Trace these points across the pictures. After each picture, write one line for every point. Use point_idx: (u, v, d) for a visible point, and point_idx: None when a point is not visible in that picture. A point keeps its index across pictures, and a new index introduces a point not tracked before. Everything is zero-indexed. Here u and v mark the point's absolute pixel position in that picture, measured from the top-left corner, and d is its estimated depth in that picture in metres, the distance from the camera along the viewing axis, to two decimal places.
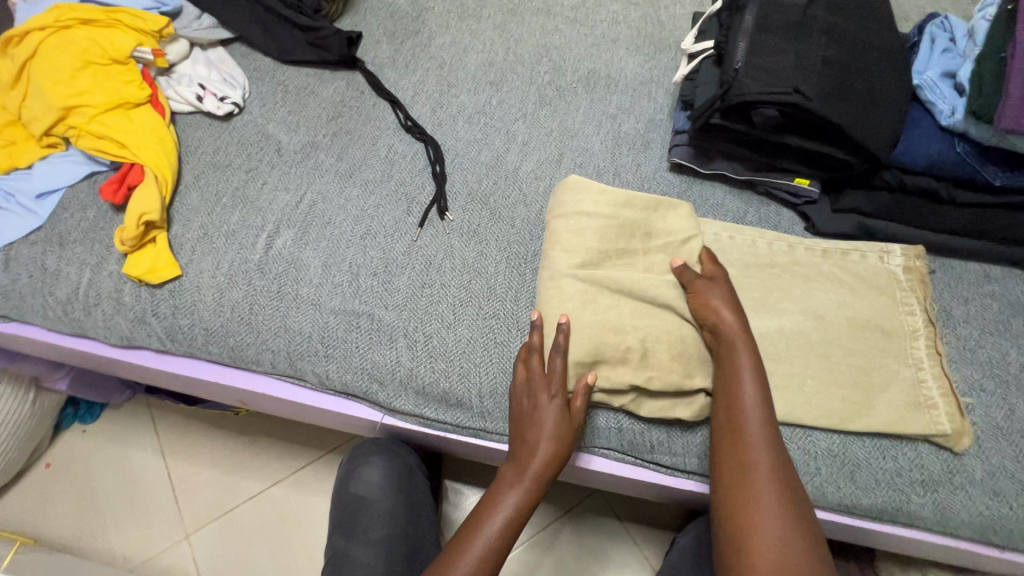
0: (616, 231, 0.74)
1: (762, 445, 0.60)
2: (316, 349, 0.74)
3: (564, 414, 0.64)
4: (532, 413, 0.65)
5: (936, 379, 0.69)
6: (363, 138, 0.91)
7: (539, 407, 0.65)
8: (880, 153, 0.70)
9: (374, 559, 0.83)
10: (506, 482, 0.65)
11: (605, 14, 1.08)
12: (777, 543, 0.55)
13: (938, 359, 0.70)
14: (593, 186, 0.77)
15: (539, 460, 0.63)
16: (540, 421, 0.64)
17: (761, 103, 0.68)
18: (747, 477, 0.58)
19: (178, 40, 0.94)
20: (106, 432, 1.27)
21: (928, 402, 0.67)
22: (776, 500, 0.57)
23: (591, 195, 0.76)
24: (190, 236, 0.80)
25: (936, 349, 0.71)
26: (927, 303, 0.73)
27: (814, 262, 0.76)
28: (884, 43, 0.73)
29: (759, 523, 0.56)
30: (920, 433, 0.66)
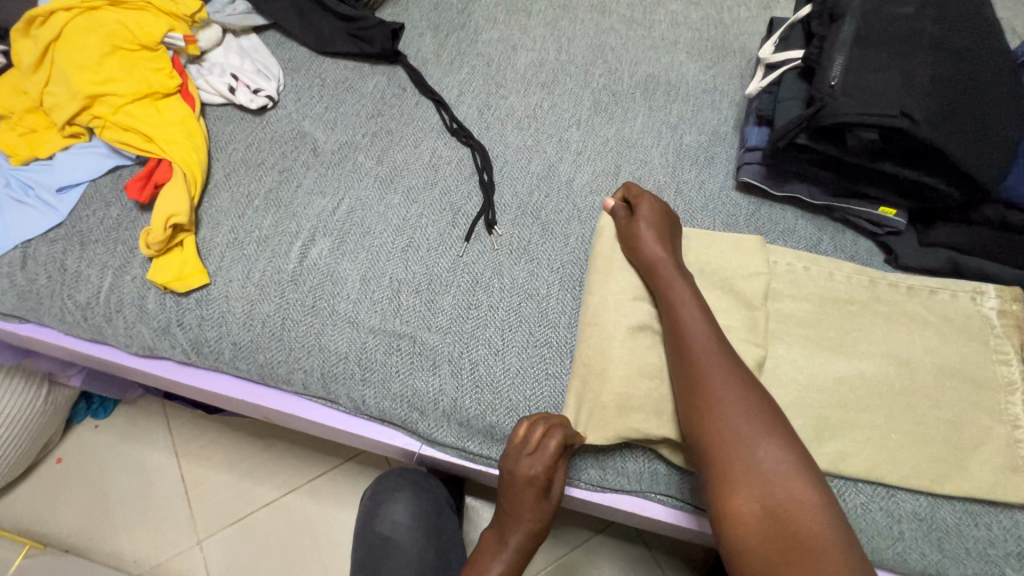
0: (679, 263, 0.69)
1: (712, 358, 0.58)
2: (352, 372, 0.68)
3: (541, 498, 0.62)
4: (513, 491, 0.62)
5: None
6: (405, 140, 0.84)
7: (517, 494, 0.62)
8: (989, 186, 0.62)
9: None
10: (490, 551, 0.67)
11: (663, 14, 1.01)
12: (764, 470, 0.52)
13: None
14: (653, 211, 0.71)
15: (519, 536, 0.65)
16: (517, 503, 0.63)
17: (860, 125, 0.61)
18: (707, 422, 0.56)
19: (211, 26, 0.88)
20: (119, 429, 1.23)
21: None
22: (743, 431, 0.55)
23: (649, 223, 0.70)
24: (219, 241, 0.75)
25: None
26: None
27: (898, 301, 0.69)
28: (995, 62, 0.66)
29: (736, 464, 0.53)
30: (1021, 501, 0.59)
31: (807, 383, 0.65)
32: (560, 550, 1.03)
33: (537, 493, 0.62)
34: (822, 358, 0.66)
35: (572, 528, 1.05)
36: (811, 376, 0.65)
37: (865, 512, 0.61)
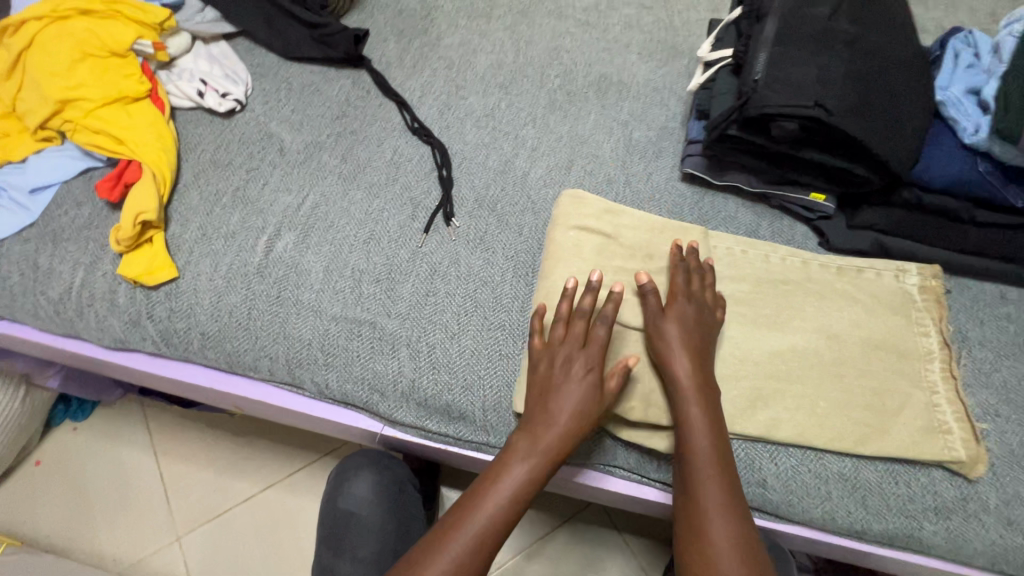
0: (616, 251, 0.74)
1: (709, 470, 0.59)
2: (316, 357, 0.72)
3: (596, 386, 0.63)
4: (530, 437, 0.62)
5: (952, 404, 0.67)
6: (368, 139, 0.88)
7: (569, 379, 0.63)
8: (901, 170, 0.68)
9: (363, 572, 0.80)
10: (518, 451, 0.62)
11: (617, 18, 1.06)
12: None
13: (952, 384, 0.68)
14: (594, 201, 0.77)
15: (555, 430, 0.62)
16: (564, 391, 0.63)
17: (780, 116, 0.66)
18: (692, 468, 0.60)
19: (180, 33, 0.91)
20: (98, 430, 1.24)
21: (943, 427, 0.65)
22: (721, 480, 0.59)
23: (590, 210, 0.76)
24: (188, 237, 0.78)
25: (952, 372, 0.69)
26: (943, 324, 0.71)
27: (826, 279, 0.74)
28: (907, 57, 0.71)
29: (710, 507, 0.57)
30: (935, 459, 0.64)
31: (741, 355, 0.69)
32: (530, 537, 1.05)
33: (555, 441, 0.61)
34: (756, 333, 0.70)
35: (542, 513, 1.06)
36: (746, 349, 0.69)
37: (796, 474, 0.66)
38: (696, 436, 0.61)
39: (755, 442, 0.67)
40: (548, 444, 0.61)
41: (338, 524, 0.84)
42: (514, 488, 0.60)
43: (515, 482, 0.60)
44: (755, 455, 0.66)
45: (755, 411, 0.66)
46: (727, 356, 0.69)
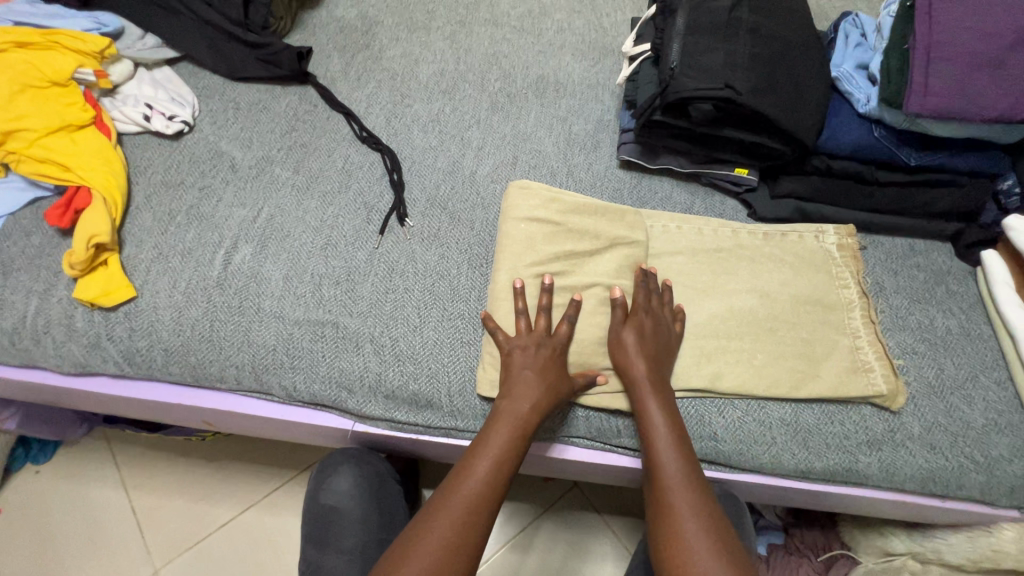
0: (562, 235, 0.77)
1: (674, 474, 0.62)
2: (281, 361, 0.74)
3: (552, 363, 0.68)
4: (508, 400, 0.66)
5: (872, 346, 0.74)
6: (319, 150, 0.91)
7: (530, 361, 0.68)
8: (807, 140, 0.75)
9: (348, 565, 0.82)
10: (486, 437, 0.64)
11: (550, 23, 1.12)
12: None
13: (872, 328, 0.75)
14: (542, 191, 0.80)
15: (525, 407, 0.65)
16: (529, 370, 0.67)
17: (696, 99, 0.73)
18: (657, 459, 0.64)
19: (122, 61, 0.92)
20: (64, 470, 1.21)
21: (865, 367, 0.72)
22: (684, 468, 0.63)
23: (540, 201, 0.79)
24: (143, 257, 0.79)
25: (870, 318, 0.76)
26: (860, 276, 0.79)
27: (757, 244, 0.81)
28: (803, 41, 0.80)
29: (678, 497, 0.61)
30: (861, 395, 0.70)
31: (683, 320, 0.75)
32: (513, 528, 1.06)
33: (530, 405, 0.65)
34: (694, 298, 0.76)
35: (523, 503, 1.08)
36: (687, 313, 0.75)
37: (743, 424, 0.71)
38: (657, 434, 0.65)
39: (703, 396, 0.72)
40: (528, 407, 0.65)
41: (319, 522, 0.86)
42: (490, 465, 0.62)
43: (502, 445, 0.63)
44: (705, 409, 0.71)
45: (699, 367, 0.72)
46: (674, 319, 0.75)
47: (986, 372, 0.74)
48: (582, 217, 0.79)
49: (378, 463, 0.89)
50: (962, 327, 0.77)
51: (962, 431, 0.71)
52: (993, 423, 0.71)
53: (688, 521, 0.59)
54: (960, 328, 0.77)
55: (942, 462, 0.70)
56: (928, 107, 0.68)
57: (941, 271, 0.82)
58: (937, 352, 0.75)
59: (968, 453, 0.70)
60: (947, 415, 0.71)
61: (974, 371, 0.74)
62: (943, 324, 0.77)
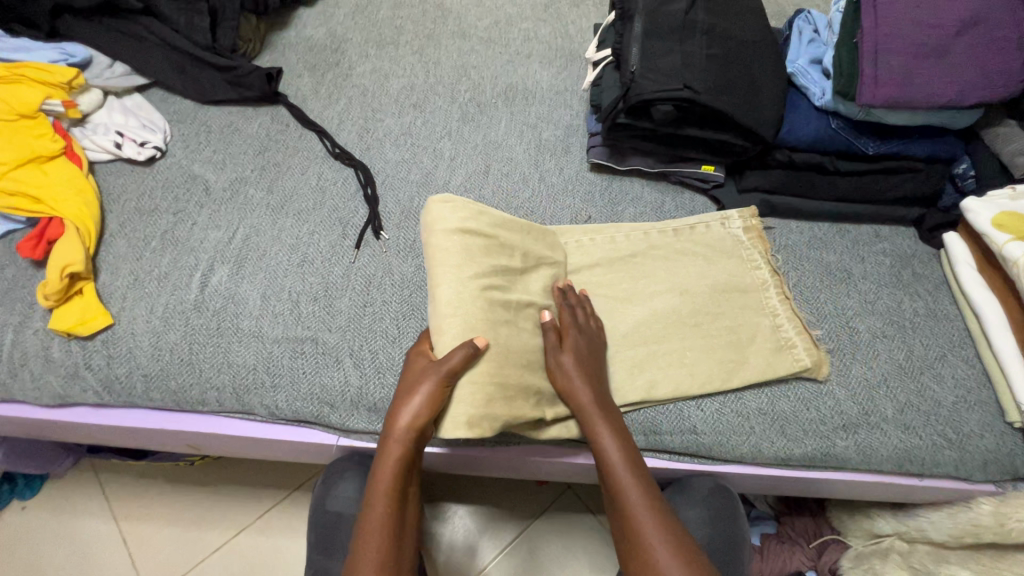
0: (497, 249, 0.72)
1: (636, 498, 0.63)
2: (262, 380, 0.74)
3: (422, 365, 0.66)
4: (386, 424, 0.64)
5: (792, 321, 0.77)
6: (292, 169, 0.92)
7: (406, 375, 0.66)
8: (767, 135, 0.77)
9: None
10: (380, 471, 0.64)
11: (516, 33, 1.14)
12: None
13: (788, 304, 0.78)
14: (468, 204, 0.73)
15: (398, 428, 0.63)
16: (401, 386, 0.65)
17: (657, 100, 0.75)
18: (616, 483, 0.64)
19: (90, 90, 0.93)
20: (51, 505, 1.20)
21: (789, 344, 0.75)
22: (641, 491, 0.63)
23: (469, 213, 0.72)
24: (119, 284, 0.79)
25: (786, 296, 0.78)
26: (769, 255, 0.81)
27: (667, 239, 0.82)
28: (758, 39, 0.82)
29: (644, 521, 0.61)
30: (789, 371, 0.73)
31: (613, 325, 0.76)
32: (509, 535, 1.06)
33: (400, 445, 0.63)
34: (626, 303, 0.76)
35: (517, 509, 1.09)
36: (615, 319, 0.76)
37: (720, 416, 0.72)
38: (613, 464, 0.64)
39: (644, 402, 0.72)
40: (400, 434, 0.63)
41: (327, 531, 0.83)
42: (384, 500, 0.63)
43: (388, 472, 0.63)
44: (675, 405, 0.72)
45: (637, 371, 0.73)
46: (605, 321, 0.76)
47: (954, 350, 0.76)
48: (510, 231, 0.75)
49: None
50: (928, 309, 0.79)
51: (933, 410, 0.72)
52: (963, 400, 0.73)
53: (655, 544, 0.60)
54: (927, 309, 0.79)
55: (916, 441, 0.71)
56: (878, 98, 0.71)
57: (907, 256, 0.84)
58: (906, 334, 0.77)
59: (940, 431, 0.71)
60: (918, 394, 0.73)
61: (942, 351, 0.76)
62: (911, 306, 0.79)
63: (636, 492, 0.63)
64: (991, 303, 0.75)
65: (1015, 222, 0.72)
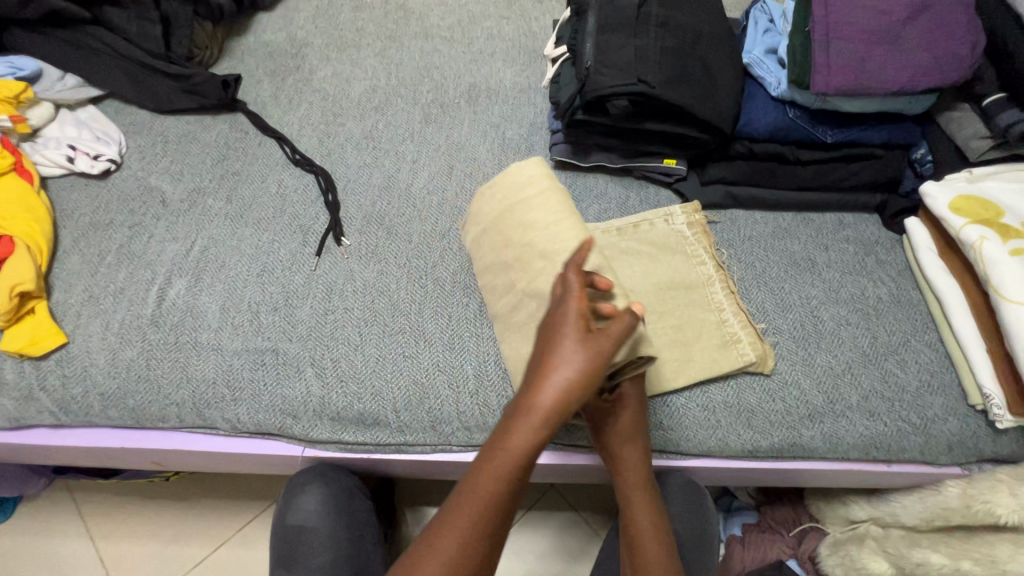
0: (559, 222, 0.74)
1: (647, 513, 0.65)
2: (222, 394, 0.73)
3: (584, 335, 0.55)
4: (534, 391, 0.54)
5: (737, 317, 0.76)
6: (252, 177, 0.91)
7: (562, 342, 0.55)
8: (724, 126, 0.77)
9: None
10: (499, 456, 0.54)
11: (479, 31, 1.13)
12: None
13: (733, 300, 0.77)
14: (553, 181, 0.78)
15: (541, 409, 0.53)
16: (552, 356, 0.55)
17: (612, 95, 0.74)
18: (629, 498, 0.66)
19: (41, 103, 0.90)
20: (24, 527, 1.18)
21: (734, 339, 0.74)
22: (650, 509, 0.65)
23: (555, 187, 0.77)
24: (74, 302, 0.77)
25: (731, 292, 0.78)
26: (713, 249, 0.81)
27: (613, 237, 0.81)
28: (713, 30, 0.82)
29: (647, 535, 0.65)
30: (733, 367, 0.72)
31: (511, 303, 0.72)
32: None
33: (534, 434, 0.53)
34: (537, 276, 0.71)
35: None
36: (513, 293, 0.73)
37: (686, 411, 0.72)
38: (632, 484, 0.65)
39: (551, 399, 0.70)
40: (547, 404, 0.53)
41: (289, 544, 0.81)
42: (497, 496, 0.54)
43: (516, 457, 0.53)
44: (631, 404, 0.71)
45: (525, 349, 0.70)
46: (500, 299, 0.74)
47: (918, 335, 0.76)
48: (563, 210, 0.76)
49: (349, 477, 0.83)
50: (892, 295, 0.80)
51: (898, 396, 0.73)
52: (926, 384, 0.73)
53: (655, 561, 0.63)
54: (891, 295, 0.79)
55: (881, 427, 0.71)
56: (832, 86, 0.71)
57: (870, 242, 0.84)
58: (870, 321, 0.77)
59: (905, 417, 0.72)
60: (883, 381, 0.73)
61: (906, 336, 0.76)
62: (874, 293, 0.80)
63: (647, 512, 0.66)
64: (951, 287, 0.75)
65: (970, 206, 0.73)
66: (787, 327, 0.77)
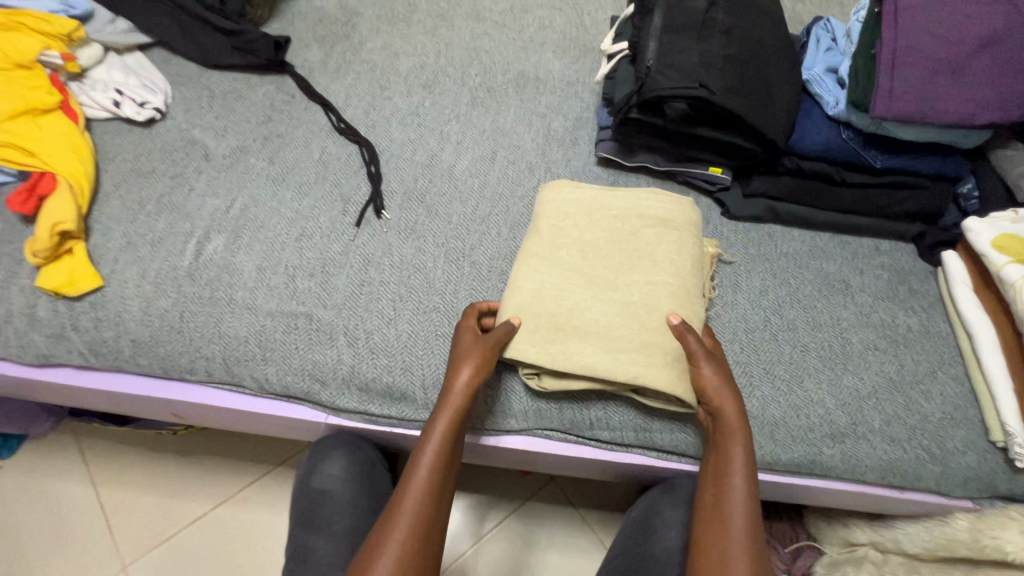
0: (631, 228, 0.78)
1: (740, 531, 0.62)
2: (253, 353, 0.73)
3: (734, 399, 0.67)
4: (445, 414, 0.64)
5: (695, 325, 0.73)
6: (296, 141, 0.90)
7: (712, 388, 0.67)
8: (778, 139, 0.77)
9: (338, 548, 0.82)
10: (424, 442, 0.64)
11: (531, 19, 1.12)
12: None
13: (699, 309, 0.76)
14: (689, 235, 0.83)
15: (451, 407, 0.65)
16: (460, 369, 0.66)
17: (672, 97, 0.74)
18: (725, 469, 0.65)
19: (91, 44, 0.90)
20: (28, 465, 1.18)
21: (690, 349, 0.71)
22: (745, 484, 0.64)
23: None
24: (111, 246, 0.77)
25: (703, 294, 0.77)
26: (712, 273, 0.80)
27: (644, 239, 0.76)
28: (776, 43, 0.82)
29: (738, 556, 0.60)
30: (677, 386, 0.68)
31: (557, 238, 0.76)
32: (493, 520, 1.06)
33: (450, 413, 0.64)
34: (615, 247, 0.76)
35: (498, 498, 1.08)
36: (563, 233, 0.77)
37: None
38: (732, 454, 0.65)
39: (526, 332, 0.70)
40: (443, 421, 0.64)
41: (309, 506, 0.86)
42: (428, 476, 0.62)
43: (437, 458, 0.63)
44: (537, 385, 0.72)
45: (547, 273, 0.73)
46: (547, 228, 0.78)
47: (944, 368, 0.77)
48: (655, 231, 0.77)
49: (372, 448, 0.86)
50: (922, 325, 0.80)
51: (920, 424, 0.73)
52: (949, 416, 0.74)
53: None
54: (921, 326, 0.80)
55: (900, 453, 0.72)
56: (892, 110, 0.71)
57: (905, 271, 0.84)
58: (898, 349, 0.78)
59: (925, 446, 0.72)
60: (906, 408, 0.74)
61: (933, 367, 0.77)
62: (905, 321, 0.80)
63: (744, 510, 0.63)
64: (984, 324, 0.76)
65: (1014, 244, 0.73)
66: (815, 345, 0.77)
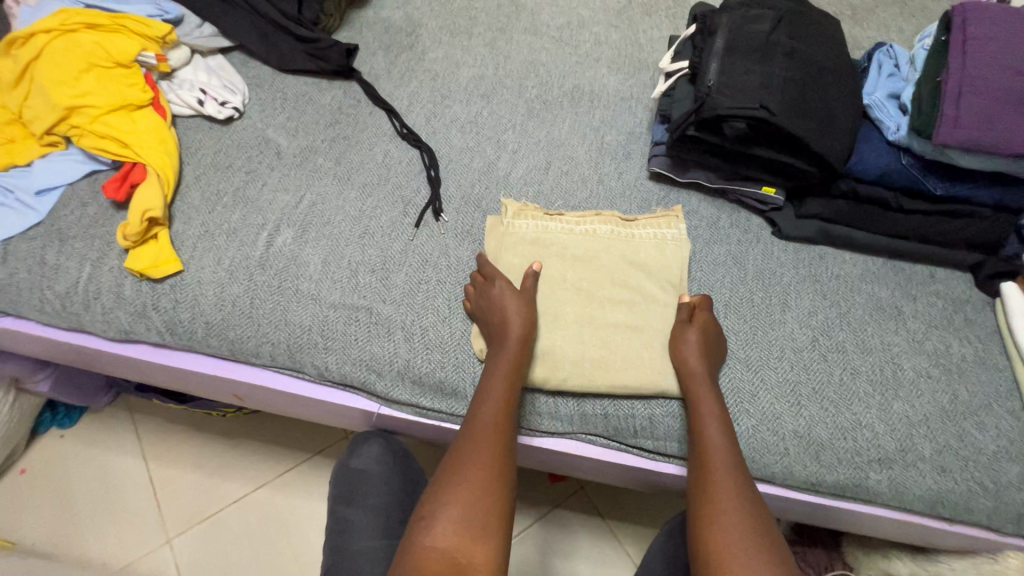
0: (633, 285, 0.79)
1: (723, 461, 0.65)
2: (315, 341, 0.77)
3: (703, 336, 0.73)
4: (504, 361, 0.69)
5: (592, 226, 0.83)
6: (360, 143, 0.95)
7: (683, 333, 0.74)
8: (836, 163, 0.78)
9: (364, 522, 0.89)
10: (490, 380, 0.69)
11: (587, 35, 1.14)
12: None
13: (601, 221, 0.84)
14: (671, 235, 0.83)
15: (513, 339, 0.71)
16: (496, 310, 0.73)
17: (731, 116, 0.76)
18: (714, 486, 0.63)
19: (180, 47, 0.97)
20: (86, 436, 1.24)
21: (579, 230, 0.82)
22: (740, 502, 0.62)
23: (666, 236, 0.83)
24: (191, 234, 0.83)
25: (620, 222, 0.84)
26: (653, 223, 0.84)
27: (632, 273, 0.79)
28: (837, 67, 0.83)
29: (722, 479, 0.64)
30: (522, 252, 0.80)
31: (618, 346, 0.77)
32: (519, 523, 1.08)
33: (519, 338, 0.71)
34: (653, 301, 0.78)
35: (525, 502, 1.10)
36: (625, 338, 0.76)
37: (756, 433, 0.73)
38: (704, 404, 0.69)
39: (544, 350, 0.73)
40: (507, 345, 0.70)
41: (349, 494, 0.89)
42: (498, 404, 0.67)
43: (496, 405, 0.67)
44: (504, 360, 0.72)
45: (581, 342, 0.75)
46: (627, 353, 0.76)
47: (1000, 401, 0.76)
48: (646, 269, 0.80)
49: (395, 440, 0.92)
50: (977, 355, 0.79)
51: (972, 456, 0.72)
52: (1004, 451, 0.73)
53: (733, 519, 0.61)
54: (975, 356, 0.79)
55: (951, 484, 0.71)
56: (955, 139, 0.71)
57: (961, 300, 0.83)
58: (952, 378, 0.77)
59: (977, 479, 0.71)
60: (959, 439, 0.73)
61: (988, 400, 0.76)
62: (959, 351, 0.79)
63: (723, 448, 0.66)
64: None
65: None
66: (865, 369, 0.77)
